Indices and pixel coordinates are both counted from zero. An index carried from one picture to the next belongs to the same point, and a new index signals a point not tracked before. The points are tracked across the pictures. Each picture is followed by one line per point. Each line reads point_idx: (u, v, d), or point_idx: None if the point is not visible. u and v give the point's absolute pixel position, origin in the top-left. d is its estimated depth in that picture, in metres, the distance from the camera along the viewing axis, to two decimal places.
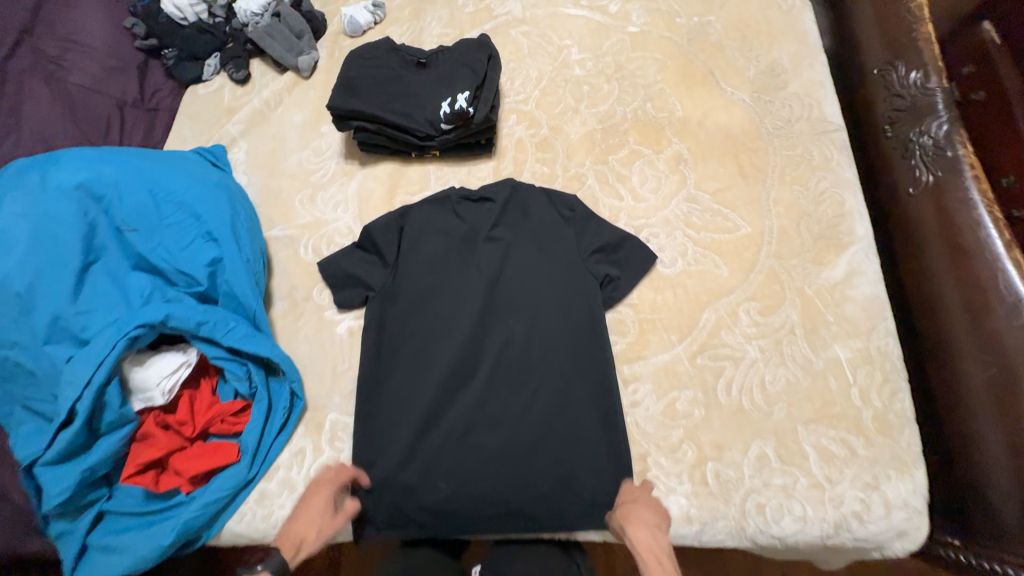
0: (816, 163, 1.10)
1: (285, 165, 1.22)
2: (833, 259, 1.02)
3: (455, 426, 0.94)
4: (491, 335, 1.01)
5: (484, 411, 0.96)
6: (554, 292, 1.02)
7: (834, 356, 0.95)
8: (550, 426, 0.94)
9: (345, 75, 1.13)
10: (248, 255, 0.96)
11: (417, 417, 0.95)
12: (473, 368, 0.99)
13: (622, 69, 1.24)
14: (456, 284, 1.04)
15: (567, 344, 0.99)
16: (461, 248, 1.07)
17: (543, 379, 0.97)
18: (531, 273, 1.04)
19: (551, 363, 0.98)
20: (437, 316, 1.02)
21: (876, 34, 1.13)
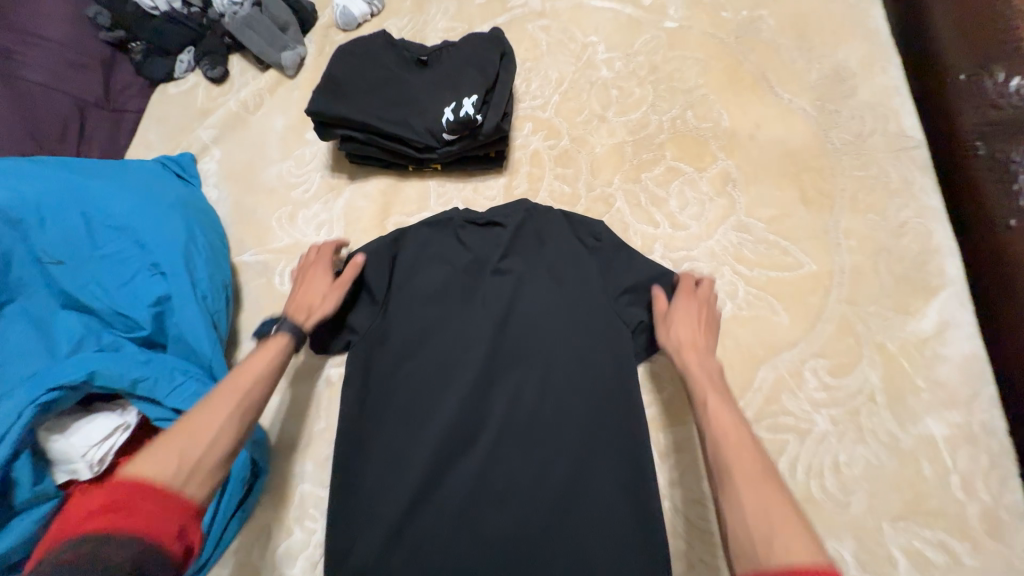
0: (895, 187, 0.91)
1: (262, 178, 1.05)
2: (921, 307, 0.83)
3: (449, 508, 0.75)
4: (497, 390, 0.81)
5: (486, 488, 0.76)
6: (576, 340, 0.82)
7: (927, 433, 0.76)
8: (569, 512, 0.74)
9: (331, 75, 0.96)
10: (204, 291, 0.80)
11: (401, 496, 0.75)
12: (473, 433, 0.79)
13: (657, 71, 1.06)
14: (455, 325, 0.85)
15: (592, 406, 0.79)
16: (462, 281, 0.87)
17: (562, 450, 0.77)
18: (547, 315, 0.84)
19: (570, 429, 0.78)
20: (430, 365, 0.82)
21: (957, 28, 0.87)
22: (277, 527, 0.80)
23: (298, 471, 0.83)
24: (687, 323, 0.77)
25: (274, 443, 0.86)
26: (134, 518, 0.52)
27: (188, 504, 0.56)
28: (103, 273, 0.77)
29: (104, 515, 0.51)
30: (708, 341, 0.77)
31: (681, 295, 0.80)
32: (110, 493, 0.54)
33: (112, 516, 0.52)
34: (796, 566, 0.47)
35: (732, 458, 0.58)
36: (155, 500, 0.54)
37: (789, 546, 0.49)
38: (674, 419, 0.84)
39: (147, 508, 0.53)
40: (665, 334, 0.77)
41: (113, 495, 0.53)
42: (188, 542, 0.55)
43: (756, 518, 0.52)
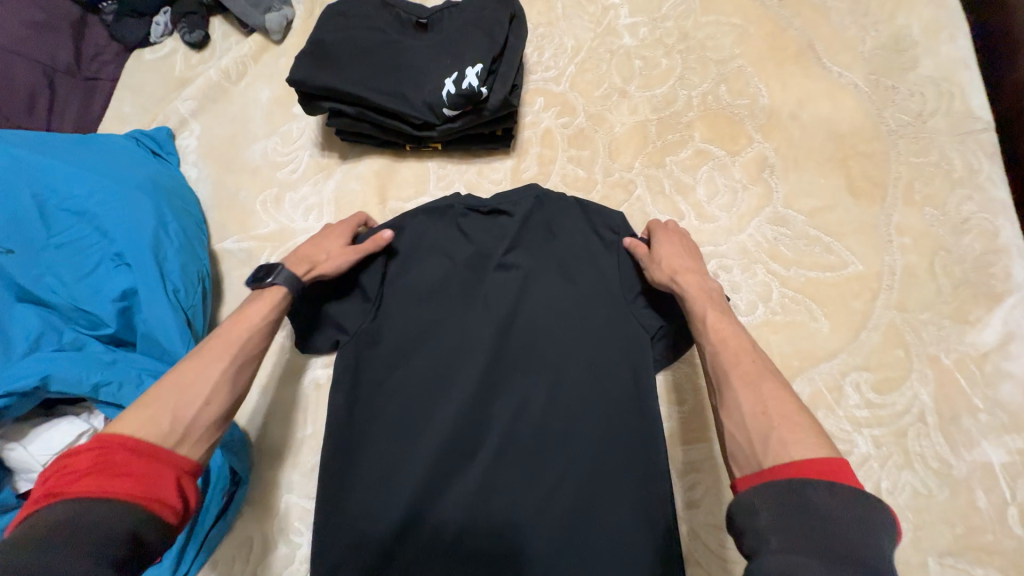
0: (958, 176, 0.80)
1: (245, 156, 0.95)
2: (983, 315, 0.73)
3: (446, 527, 0.68)
4: (500, 399, 0.73)
5: (486, 507, 0.69)
6: (588, 345, 0.74)
7: (983, 460, 0.68)
8: (578, 536, 0.67)
9: (317, 40, 0.85)
10: (175, 283, 0.72)
11: (393, 512, 0.69)
12: (472, 446, 0.71)
13: (688, 38, 0.94)
14: (454, 325, 0.76)
15: (605, 418, 0.71)
16: (463, 276, 0.78)
17: (571, 468, 0.69)
18: (556, 314, 0.76)
19: (580, 444, 0.70)
20: (426, 368, 0.74)
21: None
22: (261, 541, 0.75)
23: (282, 481, 0.78)
24: (673, 253, 0.71)
25: (256, 450, 0.79)
26: (118, 479, 0.47)
27: (182, 461, 0.52)
28: (63, 264, 0.70)
29: (88, 471, 0.47)
30: (700, 268, 0.70)
31: (659, 233, 0.75)
32: (88, 452, 0.48)
33: (86, 479, 0.47)
34: (798, 461, 0.47)
35: (730, 362, 0.58)
36: (137, 461, 0.49)
37: (786, 440, 0.49)
38: (697, 434, 0.76)
39: (132, 468, 0.48)
40: (654, 262, 0.71)
41: (87, 455, 0.48)
42: (183, 500, 0.51)
43: (755, 419, 0.52)
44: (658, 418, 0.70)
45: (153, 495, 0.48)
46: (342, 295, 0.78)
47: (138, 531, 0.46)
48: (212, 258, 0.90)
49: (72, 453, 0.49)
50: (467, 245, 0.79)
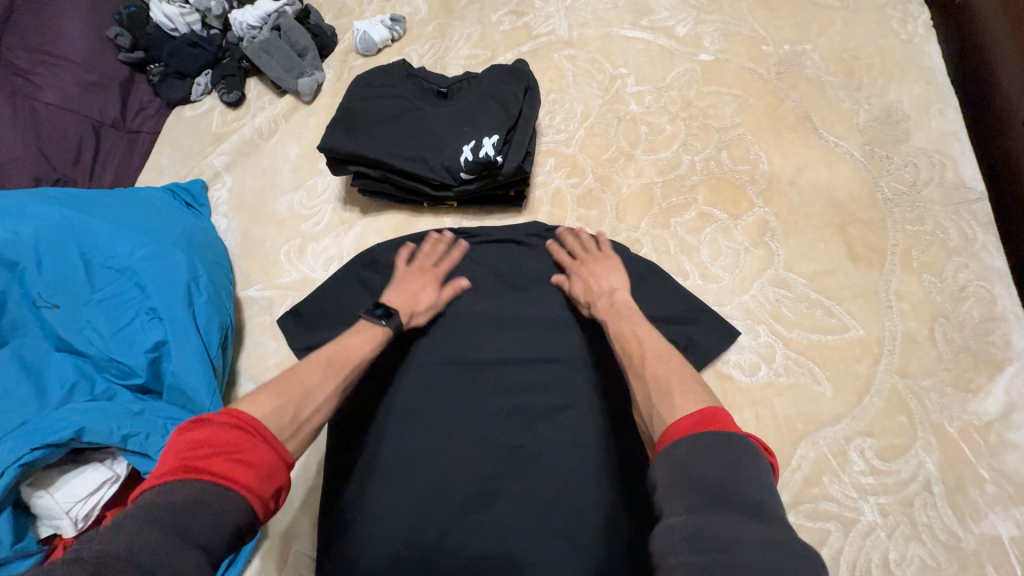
0: (953, 245, 0.83)
1: (272, 209, 1.01)
2: (984, 383, 0.75)
3: (461, 553, 0.71)
4: (514, 424, 0.77)
5: (499, 532, 0.72)
6: (597, 371, 0.79)
7: (992, 533, 0.67)
8: (586, 565, 0.69)
9: (345, 108, 0.92)
10: (204, 335, 0.77)
11: (415, 534, 0.72)
12: (487, 471, 0.75)
13: (691, 106, 1.00)
14: (467, 345, 0.82)
15: (615, 446, 0.75)
16: (483, 304, 0.85)
17: (572, 479, 0.74)
18: (565, 331, 0.82)
19: (590, 472, 0.74)
20: (442, 370, 0.81)
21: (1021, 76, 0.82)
22: None
23: (290, 532, 0.79)
24: (601, 263, 0.82)
25: None
26: (229, 458, 0.49)
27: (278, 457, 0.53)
28: (100, 317, 0.75)
29: (191, 440, 0.50)
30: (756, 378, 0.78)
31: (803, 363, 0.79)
32: (221, 431, 0.51)
33: (217, 462, 0.48)
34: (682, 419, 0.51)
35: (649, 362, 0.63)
36: (257, 448, 0.51)
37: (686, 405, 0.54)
38: None
39: (256, 460, 0.50)
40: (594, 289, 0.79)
41: (229, 434, 0.51)
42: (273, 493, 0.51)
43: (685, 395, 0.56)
44: None
45: (254, 482, 0.50)
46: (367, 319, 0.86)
47: (244, 520, 0.47)
48: (236, 305, 0.94)
49: (211, 422, 0.51)
50: (484, 267, 0.88)
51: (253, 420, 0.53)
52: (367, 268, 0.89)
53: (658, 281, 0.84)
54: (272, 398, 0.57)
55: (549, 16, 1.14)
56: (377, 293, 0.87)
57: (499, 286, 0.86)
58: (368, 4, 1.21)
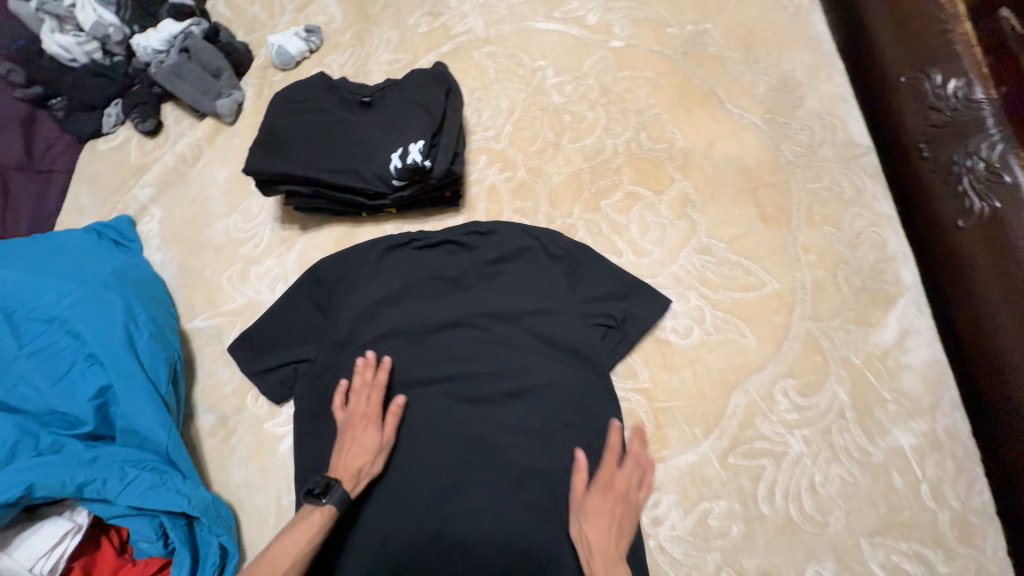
0: (847, 197, 0.93)
1: (208, 236, 1.00)
2: (881, 317, 0.85)
3: (439, 542, 0.76)
4: (474, 414, 0.82)
5: (471, 517, 0.76)
6: (546, 353, 0.84)
7: (896, 445, 0.78)
8: (554, 531, 0.75)
9: (268, 128, 0.92)
10: (151, 374, 0.77)
11: (392, 532, 0.76)
12: (454, 462, 0.79)
13: (608, 92, 1.05)
14: (420, 347, 0.86)
15: (569, 418, 0.81)
16: (431, 305, 0.88)
17: (534, 455, 0.79)
18: (512, 321, 0.86)
19: (549, 448, 0.79)
20: (398, 374, 0.85)
21: (893, 36, 0.94)
22: None
23: None
24: (620, 505, 0.71)
25: (242, 524, 0.81)
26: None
27: None
28: (35, 371, 0.73)
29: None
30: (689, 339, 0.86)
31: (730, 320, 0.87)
32: None
33: None
34: None
35: None
36: None
37: None
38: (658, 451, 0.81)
39: None
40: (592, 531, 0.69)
41: None
42: None
43: None
44: (607, 412, 0.81)
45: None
46: (321, 334, 0.88)
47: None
48: (182, 338, 0.93)
49: None
50: (428, 269, 0.91)
51: None
52: (314, 282, 0.91)
53: (593, 263, 0.90)
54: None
55: (465, 14, 1.16)
56: (327, 307, 0.89)
57: (445, 287, 0.90)
58: (280, 17, 1.20)
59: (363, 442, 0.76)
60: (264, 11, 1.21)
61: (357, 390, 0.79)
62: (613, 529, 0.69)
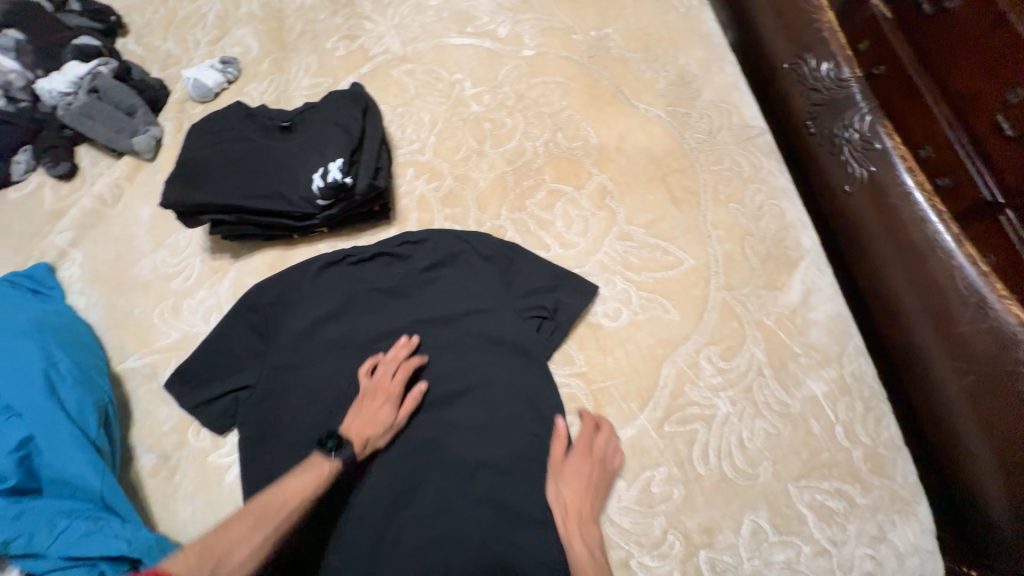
0: (747, 175, 1.01)
1: (135, 275, 0.98)
2: (787, 280, 0.93)
3: (398, 549, 0.77)
4: (424, 420, 0.84)
5: (428, 522, 0.78)
6: (486, 350, 0.87)
7: (811, 394, 0.85)
8: (508, 522, 0.77)
9: (186, 161, 0.92)
10: (78, 421, 0.75)
11: (351, 548, 0.77)
12: (407, 468, 0.81)
13: (524, 98, 1.11)
14: (362, 360, 0.87)
15: (515, 410, 0.84)
16: (371, 317, 0.90)
17: (483, 451, 0.81)
18: (451, 324, 0.89)
19: (498, 442, 0.82)
20: (342, 389, 0.85)
21: (779, 28, 1.14)
22: None
23: None
24: (595, 465, 0.79)
25: None
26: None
27: None
28: None
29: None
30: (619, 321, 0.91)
31: (653, 297, 0.92)
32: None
33: None
34: None
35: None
36: None
37: None
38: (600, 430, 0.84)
39: None
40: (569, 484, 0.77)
41: None
42: None
43: None
44: (547, 400, 0.85)
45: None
46: (260, 359, 0.88)
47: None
48: (115, 381, 0.90)
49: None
50: (364, 283, 0.93)
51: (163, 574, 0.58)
52: (249, 307, 0.91)
53: (523, 260, 0.94)
54: (192, 557, 0.61)
55: (381, 36, 1.20)
56: (265, 331, 0.89)
57: (384, 298, 0.92)
58: (195, 51, 1.20)
59: (377, 415, 0.80)
60: (177, 47, 1.21)
61: (384, 366, 0.84)
62: (589, 488, 0.78)
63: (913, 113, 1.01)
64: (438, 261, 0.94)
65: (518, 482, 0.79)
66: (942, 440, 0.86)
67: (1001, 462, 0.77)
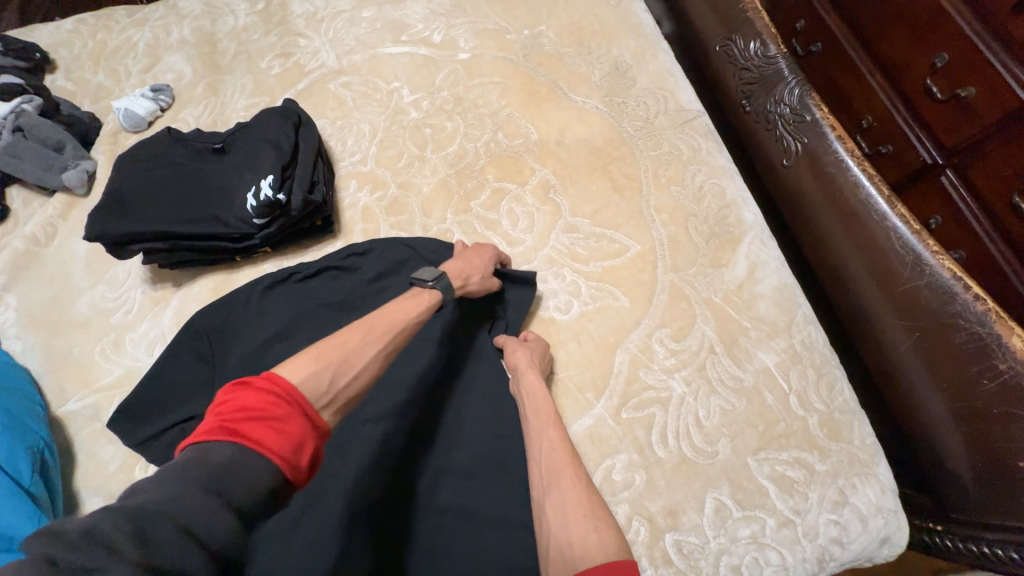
0: (686, 157, 1.03)
1: (74, 313, 0.95)
2: (732, 256, 0.94)
3: None
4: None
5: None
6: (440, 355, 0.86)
7: (763, 366, 0.85)
8: (473, 527, 0.75)
9: (115, 191, 0.90)
10: (9, 469, 0.72)
11: None
12: None
13: (462, 101, 1.11)
14: None
15: (476, 414, 0.82)
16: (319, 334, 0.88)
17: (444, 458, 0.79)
18: None
19: (458, 446, 0.80)
20: None
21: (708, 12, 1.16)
22: None
23: None
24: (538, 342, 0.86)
25: None
26: (272, 420, 0.50)
27: (272, 411, 0.51)
28: None
29: (231, 397, 0.51)
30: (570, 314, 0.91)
31: (604, 287, 0.92)
32: (268, 402, 0.51)
33: (263, 426, 0.49)
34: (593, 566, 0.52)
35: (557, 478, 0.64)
36: (253, 398, 0.51)
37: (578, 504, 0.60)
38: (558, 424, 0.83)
39: (254, 404, 0.50)
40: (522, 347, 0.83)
41: (266, 397, 0.51)
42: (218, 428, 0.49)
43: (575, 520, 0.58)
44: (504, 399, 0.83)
45: (278, 453, 0.49)
46: (206, 389, 0.85)
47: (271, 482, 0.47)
48: (56, 425, 0.87)
49: (266, 394, 0.52)
50: (312, 299, 0.91)
51: (289, 387, 0.53)
52: (191, 332, 0.87)
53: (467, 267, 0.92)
54: (312, 360, 0.58)
55: (316, 51, 1.19)
56: (210, 357, 0.86)
57: (333, 313, 0.90)
58: (127, 81, 1.18)
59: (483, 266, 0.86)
60: (109, 79, 1.19)
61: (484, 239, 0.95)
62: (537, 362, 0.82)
63: (852, 84, 1.05)
64: (386, 269, 0.93)
65: (482, 487, 0.77)
66: (898, 399, 0.87)
67: (955, 413, 0.78)
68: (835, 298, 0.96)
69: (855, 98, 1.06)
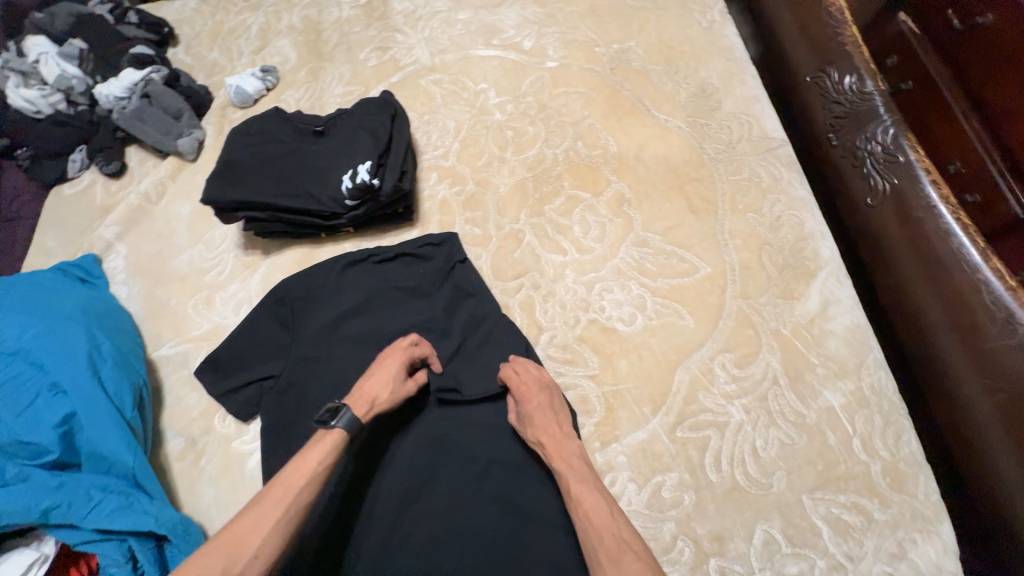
0: (766, 185, 1.02)
1: (174, 267, 1.04)
2: (805, 290, 0.92)
3: (410, 540, 0.78)
4: (440, 416, 0.86)
5: (444, 511, 0.79)
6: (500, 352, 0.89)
7: (827, 405, 0.84)
8: (518, 519, 0.78)
9: (225, 161, 0.99)
10: (116, 399, 0.80)
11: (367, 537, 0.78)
12: (421, 461, 0.83)
13: (546, 108, 1.14)
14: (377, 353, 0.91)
15: None
16: (390, 316, 0.93)
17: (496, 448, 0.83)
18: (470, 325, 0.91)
19: (513, 440, 0.84)
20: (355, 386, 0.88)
21: (802, 43, 1.15)
22: None
23: None
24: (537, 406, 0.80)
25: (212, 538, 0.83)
26: None
27: None
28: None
29: None
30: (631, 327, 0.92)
31: (669, 305, 0.93)
32: None
33: None
34: None
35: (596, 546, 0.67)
36: None
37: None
38: (610, 434, 0.85)
39: None
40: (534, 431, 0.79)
41: None
42: None
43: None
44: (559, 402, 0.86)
45: None
46: (283, 353, 0.91)
47: None
48: (150, 366, 0.95)
49: None
50: (383, 283, 0.96)
51: None
52: (277, 298, 0.94)
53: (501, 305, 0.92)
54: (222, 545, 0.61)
55: (411, 47, 1.25)
56: (288, 324, 0.93)
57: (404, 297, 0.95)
58: (238, 60, 1.28)
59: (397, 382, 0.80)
60: (223, 56, 1.29)
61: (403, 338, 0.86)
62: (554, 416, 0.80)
63: (941, 127, 1.00)
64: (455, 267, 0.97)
65: (528, 480, 0.81)
66: (970, 460, 0.83)
67: None
68: (908, 345, 0.93)
69: (940, 141, 1.00)
